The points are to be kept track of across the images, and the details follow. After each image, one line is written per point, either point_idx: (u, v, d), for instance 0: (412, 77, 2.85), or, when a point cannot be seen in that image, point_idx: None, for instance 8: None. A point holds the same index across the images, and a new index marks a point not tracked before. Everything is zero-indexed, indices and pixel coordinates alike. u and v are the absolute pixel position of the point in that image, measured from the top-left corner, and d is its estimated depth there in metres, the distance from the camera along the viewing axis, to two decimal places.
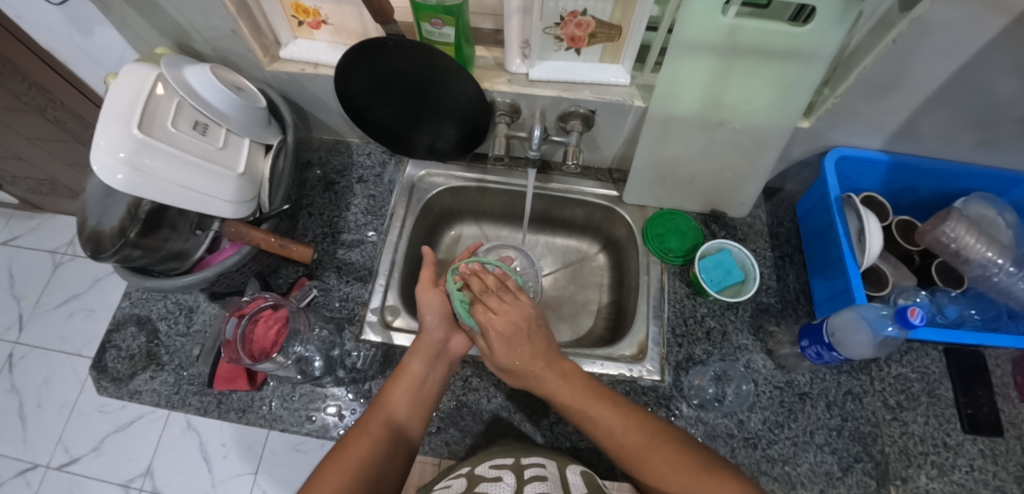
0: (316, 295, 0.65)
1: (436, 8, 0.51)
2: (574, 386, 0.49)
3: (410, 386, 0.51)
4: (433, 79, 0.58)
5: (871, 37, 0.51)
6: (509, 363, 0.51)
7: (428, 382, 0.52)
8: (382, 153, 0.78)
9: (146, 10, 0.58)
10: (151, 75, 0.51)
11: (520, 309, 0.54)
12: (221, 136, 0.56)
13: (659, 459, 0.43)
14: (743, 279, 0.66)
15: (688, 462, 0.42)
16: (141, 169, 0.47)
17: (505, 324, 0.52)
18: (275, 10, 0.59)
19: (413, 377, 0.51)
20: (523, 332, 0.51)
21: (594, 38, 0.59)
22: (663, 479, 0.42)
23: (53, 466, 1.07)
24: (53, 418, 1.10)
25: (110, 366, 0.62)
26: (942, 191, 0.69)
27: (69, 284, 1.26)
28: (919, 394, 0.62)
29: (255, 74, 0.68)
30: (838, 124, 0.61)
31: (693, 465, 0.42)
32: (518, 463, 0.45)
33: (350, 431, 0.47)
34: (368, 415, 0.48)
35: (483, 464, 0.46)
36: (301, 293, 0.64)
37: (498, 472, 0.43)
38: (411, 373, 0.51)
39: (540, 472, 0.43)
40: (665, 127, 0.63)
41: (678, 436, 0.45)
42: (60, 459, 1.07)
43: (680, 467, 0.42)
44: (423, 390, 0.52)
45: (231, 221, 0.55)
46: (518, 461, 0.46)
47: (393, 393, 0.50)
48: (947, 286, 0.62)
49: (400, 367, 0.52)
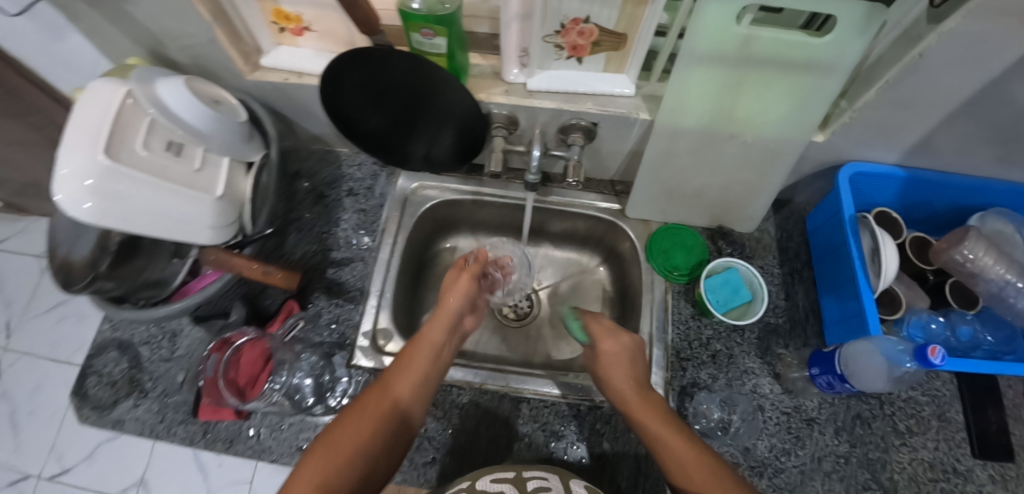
0: (302, 327, 0.61)
1: (427, 17, 0.47)
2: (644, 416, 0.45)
3: (425, 359, 0.49)
4: (427, 89, 0.55)
5: (895, 49, 0.48)
6: (608, 375, 0.51)
7: (440, 360, 0.51)
8: (373, 164, 0.74)
9: (117, 18, 0.54)
10: (120, 90, 0.48)
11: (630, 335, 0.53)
12: (198, 155, 0.53)
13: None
14: (751, 300, 0.63)
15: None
16: (110, 196, 0.43)
17: (619, 341, 0.52)
18: (255, 16, 0.55)
19: (429, 351, 0.50)
20: (628, 351, 0.51)
21: (598, 47, 0.55)
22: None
23: (43, 474, 1.03)
24: (44, 426, 1.05)
25: (92, 393, 0.61)
26: (958, 207, 0.66)
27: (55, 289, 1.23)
28: (930, 417, 0.61)
29: (236, 84, 0.63)
30: (855, 138, 0.58)
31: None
32: (520, 475, 0.43)
33: (357, 402, 0.44)
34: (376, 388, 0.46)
35: (484, 478, 0.43)
36: (285, 326, 0.60)
37: (500, 486, 0.40)
38: (426, 347, 0.50)
39: (544, 483, 0.41)
40: (672, 140, 0.59)
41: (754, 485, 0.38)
42: (52, 468, 1.03)
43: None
44: (434, 368, 0.50)
45: (210, 248, 0.52)
46: (520, 474, 0.44)
47: (406, 365, 0.48)
48: (962, 307, 0.60)
49: (415, 340, 0.51)
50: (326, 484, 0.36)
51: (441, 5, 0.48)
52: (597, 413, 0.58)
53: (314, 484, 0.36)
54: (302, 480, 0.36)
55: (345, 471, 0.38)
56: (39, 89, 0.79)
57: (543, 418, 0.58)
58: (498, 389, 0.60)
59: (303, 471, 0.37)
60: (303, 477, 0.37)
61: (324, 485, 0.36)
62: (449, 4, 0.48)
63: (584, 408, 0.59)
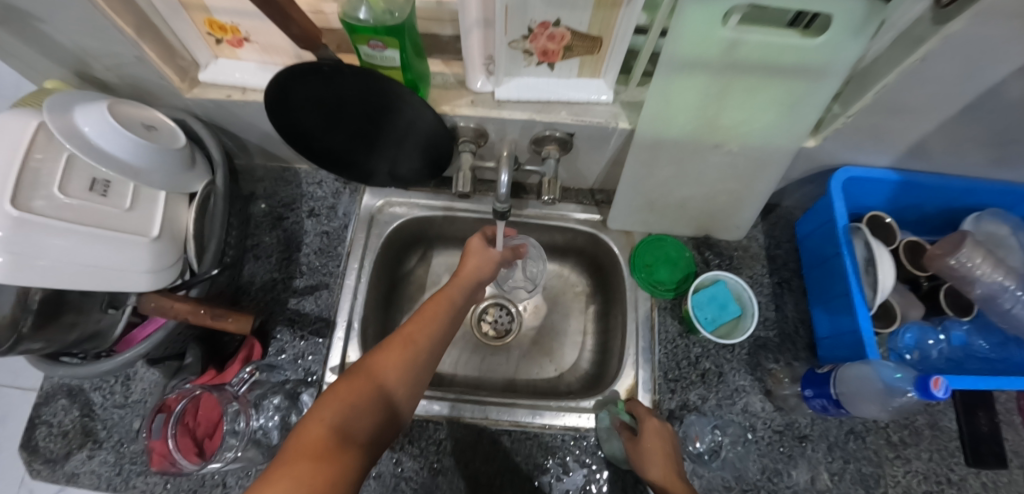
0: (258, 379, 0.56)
1: (375, 29, 0.42)
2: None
3: (444, 313, 0.48)
4: (379, 105, 0.49)
5: (892, 51, 0.44)
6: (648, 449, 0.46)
7: (458, 317, 0.50)
8: (335, 181, 0.69)
9: (24, 37, 0.47)
10: (31, 125, 0.42)
11: (670, 435, 0.48)
12: (128, 192, 0.48)
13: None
14: (740, 314, 0.60)
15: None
16: (26, 250, 0.38)
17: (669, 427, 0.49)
18: (185, 29, 0.49)
19: (447, 305, 0.49)
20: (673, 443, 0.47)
21: (570, 52, 0.49)
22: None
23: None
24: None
25: (42, 446, 0.56)
26: (952, 207, 0.63)
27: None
28: (923, 427, 0.59)
29: (174, 103, 0.57)
30: (849, 143, 0.54)
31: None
32: None
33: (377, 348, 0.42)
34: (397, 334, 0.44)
35: None
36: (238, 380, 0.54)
37: None
38: (443, 301, 0.49)
39: None
40: (654, 151, 0.55)
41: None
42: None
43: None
44: (453, 323, 0.49)
45: (151, 294, 0.47)
46: None
47: (426, 317, 0.46)
48: (956, 314, 0.57)
49: (432, 296, 0.49)
50: (345, 424, 0.35)
51: (390, 15, 0.42)
52: (582, 443, 0.56)
53: (334, 423, 0.35)
54: (322, 418, 0.35)
55: (366, 415, 0.37)
56: None
57: (526, 451, 0.56)
58: (478, 422, 0.57)
59: (322, 409, 0.36)
60: (325, 413, 0.35)
61: (344, 425, 0.35)
62: (398, 12, 0.43)
63: (568, 437, 0.56)
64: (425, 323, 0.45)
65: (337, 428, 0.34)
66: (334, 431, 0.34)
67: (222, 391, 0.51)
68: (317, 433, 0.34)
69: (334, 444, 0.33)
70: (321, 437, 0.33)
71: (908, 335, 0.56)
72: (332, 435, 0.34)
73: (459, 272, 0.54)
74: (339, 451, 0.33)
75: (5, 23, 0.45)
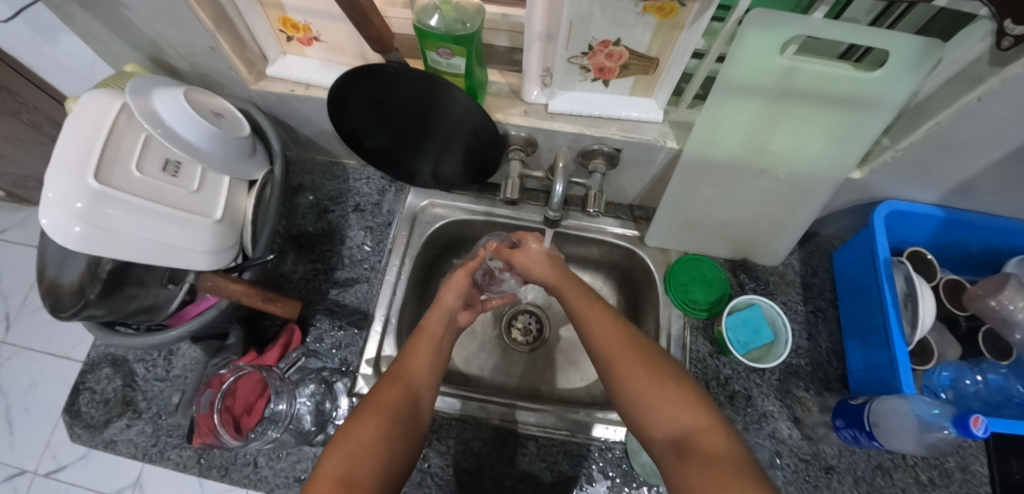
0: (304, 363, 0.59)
1: (444, 37, 0.44)
2: (570, 297, 0.53)
3: (430, 349, 0.51)
4: (435, 108, 0.51)
5: (947, 89, 0.44)
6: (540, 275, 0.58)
7: (443, 353, 0.52)
8: (381, 180, 0.71)
9: (114, 23, 0.51)
10: (114, 105, 0.45)
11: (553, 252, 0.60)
12: (196, 175, 0.50)
13: (643, 383, 0.43)
14: (773, 340, 0.60)
15: (653, 373, 0.43)
16: (102, 222, 0.41)
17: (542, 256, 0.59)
18: (261, 24, 0.51)
19: (434, 340, 0.52)
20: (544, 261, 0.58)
21: (626, 70, 0.51)
22: (630, 382, 0.43)
23: (42, 472, 0.78)
24: (41, 424, 0.81)
25: (84, 412, 0.58)
26: (994, 249, 0.62)
27: (24, 253, 0.98)
28: (954, 469, 0.57)
29: (239, 93, 0.60)
30: (894, 176, 0.55)
31: (659, 372, 0.43)
32: None
33: (374, 390, 0.45)
34: (391, 375, 0.47)
35: None
36: (286, 361, 0.58)
37: None
38: (426, 338, 0.52)
39: None
40: (699, 171, 0.56)
41: (654, 355, 0.45)
42: (49, 464, 0.79)
43: (651, 373, 0.43)
44: (440, 358, 0.51)
45: (207, 273, 0.49)
46: None
47: (414, 355, 0.49)
48: (995, 358, 0.56)
49: (417, 333, 0.52)
50: (350, 471, 0.36)
51: (461, 24, 0.44)
52: (607, 454, 0.56)
53: (339, 471, 0.35)
54: (327, 469, 0.36)
55: (369, 460, 0.37)
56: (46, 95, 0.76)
57: (552, 458, 0.56)
58: (507, 425, 0.58)
59: (328, 462, 0.37)
60: (329, 466, 0.36)
61: (349, 473, 0.36)
62: (469, 22, 0.44)
63: (594, 448, 0.57)
64: (412, 362, 0.48)
65: (342, 477, 0.35)
66: (340, 479, 0.35)
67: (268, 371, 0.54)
68: (323, 484, 0.34)
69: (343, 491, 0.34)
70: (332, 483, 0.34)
71: (941, 375, 0.55)
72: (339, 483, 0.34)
73: (437, 303, 0.56)
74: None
75: (96, 8, 0.48)
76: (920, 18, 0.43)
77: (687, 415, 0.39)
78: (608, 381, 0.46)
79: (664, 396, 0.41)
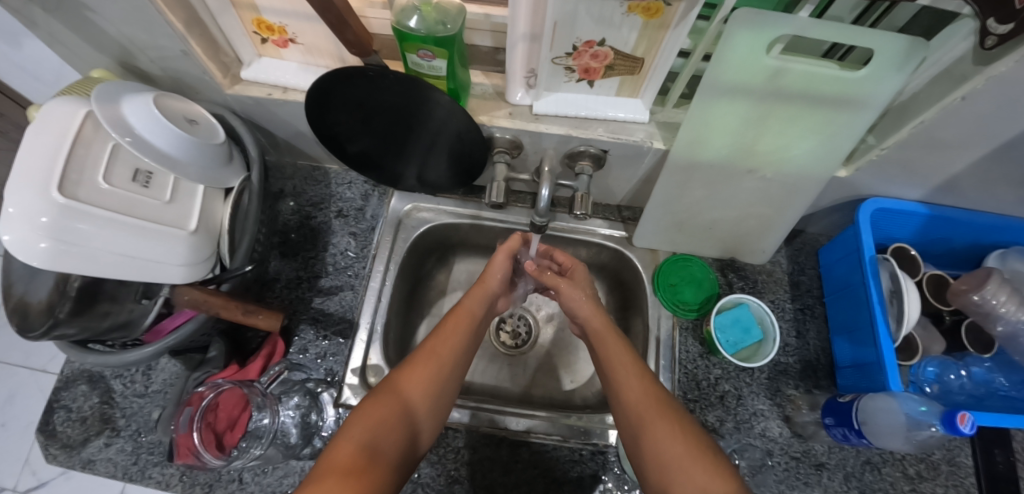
0: (288, 376, 0.58)
1: (425, 38, 0.42)
2: (609, 343, 0.50)
3: (464, 330, 0.50)
4: (418, 112, 0.49)
5: (932, 87, 0.44)
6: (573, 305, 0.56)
7: (477, 333, 0.52)
8: (364, 184, 0.70)
9: (78, 27, 0.48)
10: (79, 113, 0.43)
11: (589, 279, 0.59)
12: (169, 185, 0.48)
13: (678, 449, 0.40)
14: (762, 339, 0.60)
15: (689, 440, 0.40)
16: (70, 237, 0.39)
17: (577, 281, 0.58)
18: (233, 26, 0.49)
19: (468, 321, 0.51)
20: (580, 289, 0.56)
21: (612, 71, 0.50)
22: (662, 445, 0.40)
23: (21, 490, 0.76)
24: (18, 441, 0.78)
25: (59, 431, 0.56)
26: (977, 244, 0.63)
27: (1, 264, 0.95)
28: (940, 462, 0.58)
29: (214, 97, 0.58)
30: (880, 174, 0.55)
31: (696, 439, 0.40)
32: None
33: (402, 369, 0.45)
34: (423, 351, 0.47)
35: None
36: (271, 376, 0.57)
37: None
38: (463, 317, 0.51)
39: None
40: (688, 172, 0.55)
41: (684, 417, 0.43)
42: (29, 481, 0.76)
43: (686, 440, 0.41)
44: (473, 338, 0.51)
45: (184, 287, 0.48)
46: None
47: (447, 335, 0.48)
48: (978, 351, 0.57)
49: (454, 310, 0.52)
50: (372, 443, 0.38)
51: (442, 26, 0.42)
52: (600, 458, 0.56)
53: (362, 441, 0.38)
54: (349, 438, 0.38)
55: (393, 432, 0.39)
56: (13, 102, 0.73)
57: (545, 464, 0.56)
58: (498, 432, 0.57)
59: (351, 431, 0.39)
60: (351, 435, 0.38)
61: (372, 446, 0.38)
62: (450, 23, 0.43)
63: (587, 452, 0.56)
64: (446, 341, 0.48)
65: (364, 447, 0.37)
66: (361, 449, 0.37)
67: (250, 386, 0.52)
68: (346, 454, 0.36)
69: (363, 461, 0.36)
70: (351, 456, 0.36)
71: (926, 371, 0.56)
72: (359, 454, 0.37)
73: (480, 282, 0.56)
74: (367, 468, 0.36)
75: (55, 11, 0.45)
76: (903, 17, 0.43)
77: (716, 489, 0.37)
78: (631, 434, 0.44)
79: (698, 468, 0.38)
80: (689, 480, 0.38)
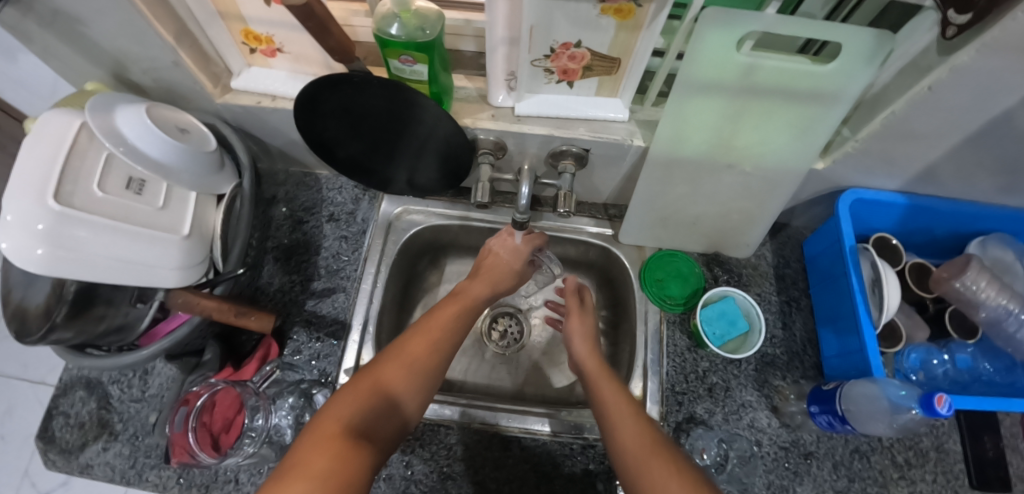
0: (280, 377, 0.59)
1: (406, 44, 0.44)
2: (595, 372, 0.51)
3: (453, 318, 0.51)
4: (403, 116, 0.51)
5: (900, 79, 0.45)
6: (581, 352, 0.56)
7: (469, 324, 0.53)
8: (355, 188, 0.71)
9: (70, 40, 0.50)
10: (73, 123, 0.44)
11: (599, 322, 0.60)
12: (162, 191, 0.49)
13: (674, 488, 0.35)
14: (748, 330, 0.62)
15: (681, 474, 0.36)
16: (66, 243, 0.40)
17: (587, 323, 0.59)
18: (223, 37, 0.51)
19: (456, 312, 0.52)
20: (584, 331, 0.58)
21: (590, 71, 0.51)
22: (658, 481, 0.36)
23: None
24: (18, 453, 0.79)
25: (58, 437, 0.57)
26: (957, 232, 0.64)
27: None
28: (928, 449, 0.58)
29: (205, 107, 0.60)
30: (858, 164, 0.56)
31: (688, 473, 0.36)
32: None
33: (394, 351, 0.45)
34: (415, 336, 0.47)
35: None
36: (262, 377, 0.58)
37: None
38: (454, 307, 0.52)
39: None
40: (668, 169, 0.56)
41: (676, 453, 0.39)
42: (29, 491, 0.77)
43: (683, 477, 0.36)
44: (462, 325, 0.52)
45: (178, 290, 0.48)
46: None
47: (436, 320, 0.50)
48: (961, 337, 0.57)
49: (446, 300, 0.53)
50: (359, 418, 0.37)
51: (421, 31, 0.44)
52: (591, 452, 0.57)
53: (349, 417, 0.37)
54: (335, 413, 0.37)
55: (381, 409, 0.39)
56: (10, 115, 0.75)
57: (535, 459, 0.56)
58: (489, 428, 0.58)
59: (340, 406, 0.38)
60: (340, 411, 0.37)
61: (358, 421, 0.37)
62: (429, 29, 0.44)
63: (577, 446, 0.57)
64: (436, 327, 0.49)
65: (351, 423, 0.37)
66: (347, 426, 0.36)
67: (244, 386, 0.53)
68: (333, 427, 0.36)
69: (350, 437, 0.35)
70: (337, 431, 0.36)
71: (912, 356, 0.57)
72: (346, 430, 0.36)
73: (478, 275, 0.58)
74: (354, 446, 0.35)
75: (50, 26, 0.47)
76: (871, 12, 0.45)
77: None
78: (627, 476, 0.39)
79: None
80: None
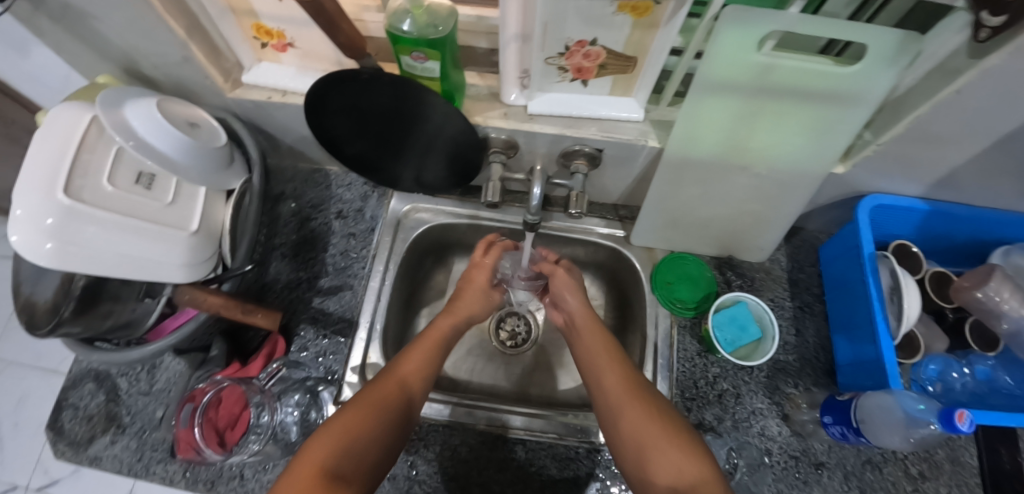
0: (285, 374, 0.58)
1: (418, 41, 0.43)
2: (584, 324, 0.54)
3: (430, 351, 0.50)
4: (413, 114, 0.50)
5: (926, 82, 0.44)
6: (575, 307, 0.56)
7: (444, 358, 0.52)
8: (363, 185, 0.71)
9: (81, 34, 0.49)
10: (85, 117, 0.44)
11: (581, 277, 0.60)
12: (170, 187, 0.49)
13: (655, 430, 0.40)
14: (760, 337, 0.60)
15: (659, 422, 0.41)
16: (75, 239, 0.40)
17: (573, 292, 0.57)
18: (233, 31, 0.50)
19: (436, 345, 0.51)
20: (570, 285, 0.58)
21: (604, 70, 0.50)
22: (639, 426, 0.41)
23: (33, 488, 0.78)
24: (30, 442, 0.80)
25: (68, 429, 0.57)
26: (979, 239, 0.62)
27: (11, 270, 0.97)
28: (942, 461, 0.57)
29: (214, 102, 0.59)
30: (878, 169, 0.54)
31: (669, 425, 0.41)
32: None
33: (373, 382, 0.44)
34: (392, 369, 0.46)
35: None
36: (268, 374, 0.57)
37: None
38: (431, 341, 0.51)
39: None
40: (680, 170, 0.55)
41: (659, 404, 0.44)
42: (41, 479, 0.78)
43: (659, 421, 0.42)
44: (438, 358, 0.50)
45: (185, 286, 0.49)
46: None
47: (413, 356, 0.48)
48: (981, 349, 0.56)
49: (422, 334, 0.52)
50: (336, 458, 0.36)
51: (433, 28, 0.43)
52: (597, 456, 0.56)
53: (326, 458, 0.36)
54: (314, 452, 0.36)
55: (360, 441, 0.38)
56: (24, 108, 0.75)
57: (540, 462, 0.56)
58: (493, 430, 0.57)
59: (315, 446, 0.37)
60: (315, 452, 0.36)
61: (334, 461, 0.36)
62: (441, 26, 0.43)
63: (582, 450, 0.56)
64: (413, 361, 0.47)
65: (326, 466, 0.35)
66: (323, 469, 0.35)
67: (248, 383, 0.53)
68: (309, 469, 0.35)
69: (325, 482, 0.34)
70: (313, 473, 0.34)
71: (931, 368, 0.56)
72: (321, 473, 0.35)
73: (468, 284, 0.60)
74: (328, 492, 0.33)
75: (61, 20, 0.47)
76: (900, 11, 0.43)
77: (692, 466, 0.37)
78: (608, 424, 0.45)
79: (671, 448, 0.39)
80: (663, 458, 0.38)
